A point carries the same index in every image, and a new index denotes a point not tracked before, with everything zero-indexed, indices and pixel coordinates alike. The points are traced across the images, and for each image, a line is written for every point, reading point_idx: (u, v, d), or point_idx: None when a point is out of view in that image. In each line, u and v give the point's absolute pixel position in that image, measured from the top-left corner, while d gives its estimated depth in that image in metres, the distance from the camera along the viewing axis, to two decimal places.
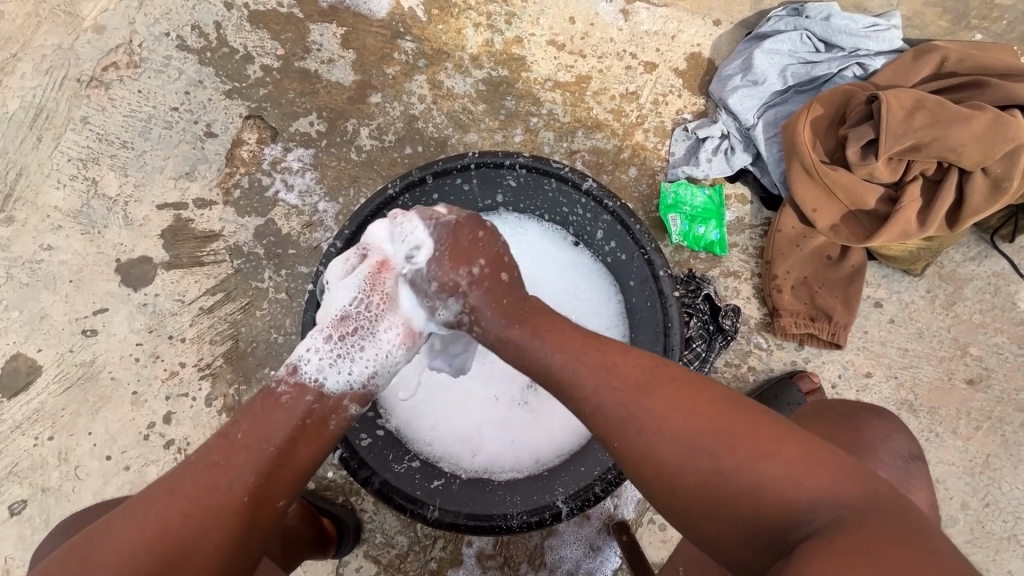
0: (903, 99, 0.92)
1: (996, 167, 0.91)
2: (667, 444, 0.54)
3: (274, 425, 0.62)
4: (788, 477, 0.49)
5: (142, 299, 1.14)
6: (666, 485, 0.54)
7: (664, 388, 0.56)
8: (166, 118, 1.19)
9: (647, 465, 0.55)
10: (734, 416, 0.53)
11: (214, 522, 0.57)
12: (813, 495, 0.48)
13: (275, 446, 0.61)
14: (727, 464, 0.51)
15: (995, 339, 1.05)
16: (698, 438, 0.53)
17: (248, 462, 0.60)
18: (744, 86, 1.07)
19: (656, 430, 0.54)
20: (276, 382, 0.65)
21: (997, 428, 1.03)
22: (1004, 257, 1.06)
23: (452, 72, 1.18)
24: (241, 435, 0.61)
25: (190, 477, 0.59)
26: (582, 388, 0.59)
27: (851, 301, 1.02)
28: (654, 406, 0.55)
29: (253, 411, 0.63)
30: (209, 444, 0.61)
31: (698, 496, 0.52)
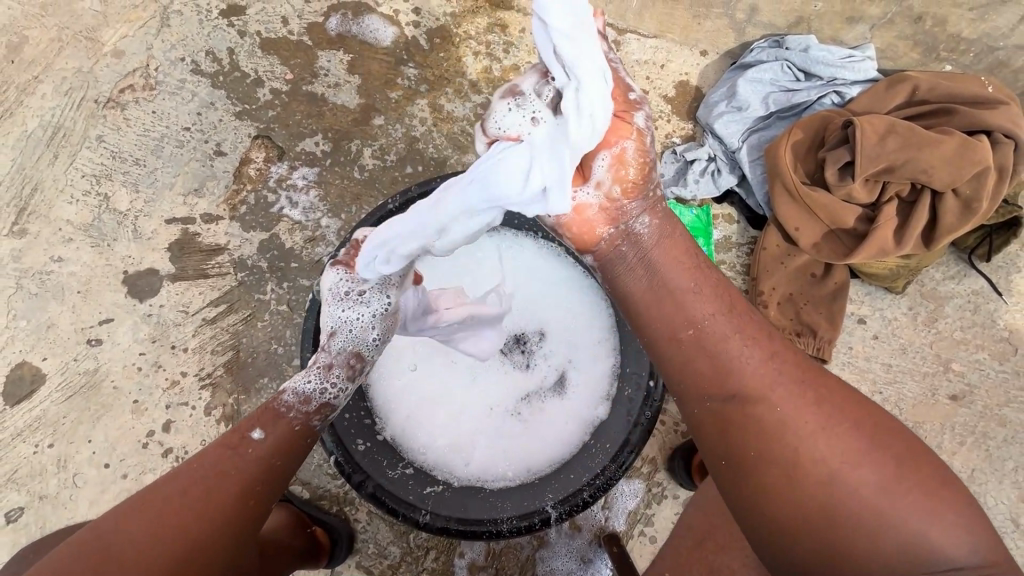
0: (876, 125, 0.97)
1: (966, 188, 0.96)
2: (825, 445, 0.54)
3: (287, 439, 0.69)
4: (933, 526, 0.50)
5: (147, 309, 1.17)
6: (797, 478, 0.54)
7: (831, 391, 0.58)
8: (178, 137, 1.24)
9: (787, 445, 0.55)
10: (895, 448, 0.54)
11: (223, 519, 0.61)
12: (957, 547, 0.49)
13: (282, 457, 0.68)
14: (881, 494, 0.52)
15: (976, 355, 1.08)
16: (854, 449, 0.54)
17: (258, 471, 0.65)
18: (729, 112, 1.13)
19: (813, 422, 0.56)
20: (286, 407, 0.71)
21: (981, 443, 1.05)
22: (982, 276, 1.09)
23: (452, 97, 1.24)
24: (253, 450, 0.66)
25: (202, 480, 0.62)
26: (741, 363, 0.60)
27: (835, 317, 1.06)
28: (817, 405, 0.57)
29: (259, 431, 0.68)
30: (215, 451, 0.65)
31: (821, 495, 0.53)
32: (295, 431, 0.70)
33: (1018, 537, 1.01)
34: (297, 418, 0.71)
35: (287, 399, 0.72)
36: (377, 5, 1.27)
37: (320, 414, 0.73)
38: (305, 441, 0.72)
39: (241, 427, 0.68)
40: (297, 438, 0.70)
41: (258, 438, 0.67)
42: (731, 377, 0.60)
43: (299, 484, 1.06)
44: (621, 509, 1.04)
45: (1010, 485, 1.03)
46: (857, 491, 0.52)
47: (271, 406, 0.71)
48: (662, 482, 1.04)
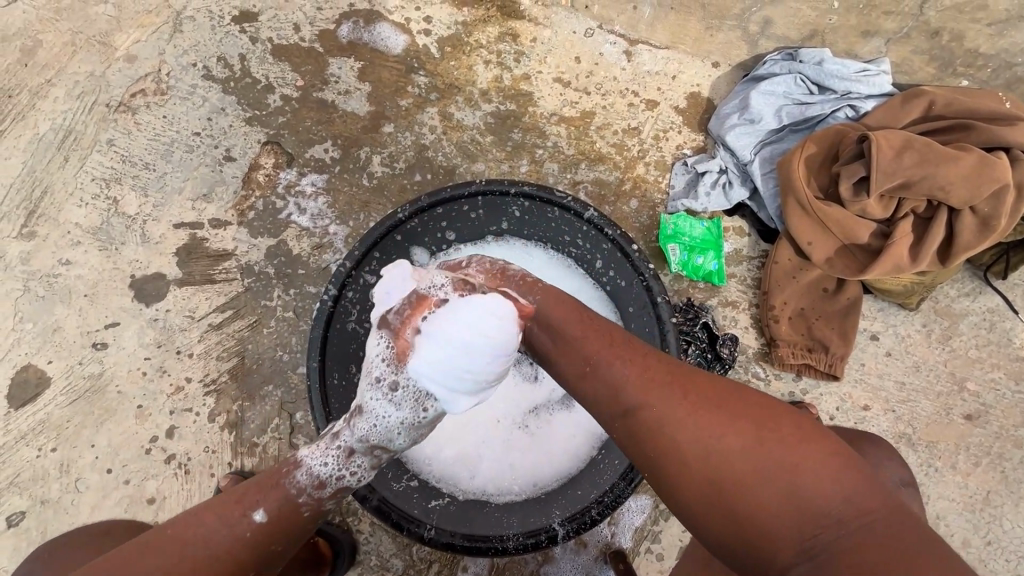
0: (892, 140, 0.95)
1: (983, 206, 0.94)
2: (703, 435, 0.53)
3: (291, 524, 0.63)
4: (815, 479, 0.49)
5: (153, 314, 1.16)
6: (690, 473, 0.53)
7: (700, 380, 0.58)
8: (188, 141, 1.24)
9: (667, 442, 0.54)
10: (763, 410, 0.54)
11: None
12: (836, 498, 0.48)
13: (284, 543, 0.63)
14: (761, 460, 0.50)
15: (992, 374, 1.06)
16: (723, 423, 0.53)
17: (253, 560, 0.60)
18: (741, 124, 1.12)
19: (683, 411, 0.55)
20: (299, 495, 0.63)
21: (996, 465, 1.03)
22: (997, 294, 1.08)
23: (462, 106, 1.24)
24: (253, 535, 0.60)
25: (195, 565, 0.57)
26: (621, 377, 0.60)
27: (848, 334, 1.04)
28: (682, 394, 0.56)
29: (263, 513, 0.61)
30: (217, 529, 0.59)
31: (710, 479, 0.52)
32: (301, 513, 0.64)
33: None
34: (308, 504, 0.64)
35: (300, 480, 0.64)
36: (389, 13, 1.27)
37: (335, 496, 0.66)
38: (311, 522, 0.65)
39: (246, 501, 0.61)
40: (303, 523, 0.64)
41: (259, 520, 0.61)
42: (617, 394, 0.60)
43: None
44: (627, 525, 1.02)
45: None
46: (745, 468, 0.50)
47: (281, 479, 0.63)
48: None
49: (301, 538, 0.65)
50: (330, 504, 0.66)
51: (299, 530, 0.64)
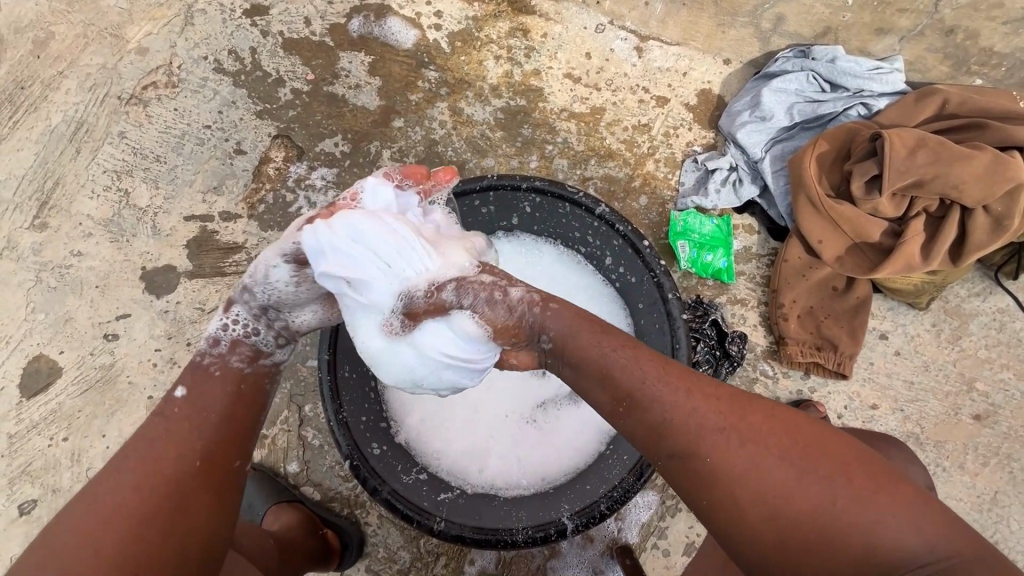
0: (905, 139, 0.95)
1: (996, 206, 0.94)
2: (767, 482, 0.52)
3: (213, 393, 0.67)
4: (891, 519, 0.48)
5: (164, 306, 1.17)
6: (754, 514, 0.52)
7: (753, 419, 0.55)
8: (199, 134, 1.25)
9: (729, 486, 0.53)
10: (826, 447, 0.53)
11: (164, 486, 0.60)
12: (916, 542, 0.47)
13: (216, 410, 0.66)
14: (831, 502, 0.49)
15: (1002, 374, 1.06)
16: (786, 464, 0.52)
17: (188, 426, 0.64)
18: (752, 121, 1.12)
19: (744, 450, 0.53)
20: (201, 355, 0.69)
21: (1005, 465, 1.02)
22: (1008, 294, 1.07)
23: (472, 101, 1.24)
24: (179, 407, 0.65)
25: (138, 450, 0.62)
26: (667, 419, 0.56)
27: (857, 332, 1.04)
28: (739, 430, 0.54)
29: (182, 390, 0.67)
30: (147, 422, 0.65)
31: (776, 522, 0.51)
32: (219, 378, 0.68)
33: None
34: (215, 365, 0.69)
35: (203, 342, 0.70)
36: (400, 8, 1.27)
37: (238, 354, 0.70)
38: (240, 389, 0.69)
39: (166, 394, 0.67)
40: (224, 387, 0.68)
41: (181, 395, 0.66)
42: (661, 436, 0.57)
43: (311, 485, 1.06)
44: (634, 521, 1.02)
45: None
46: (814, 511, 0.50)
47: (194, 362, 0.69)
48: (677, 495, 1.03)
49: (239, 406, 0.68)
50: (240, 363, 0.70)
51: (229, 394, 0.68)
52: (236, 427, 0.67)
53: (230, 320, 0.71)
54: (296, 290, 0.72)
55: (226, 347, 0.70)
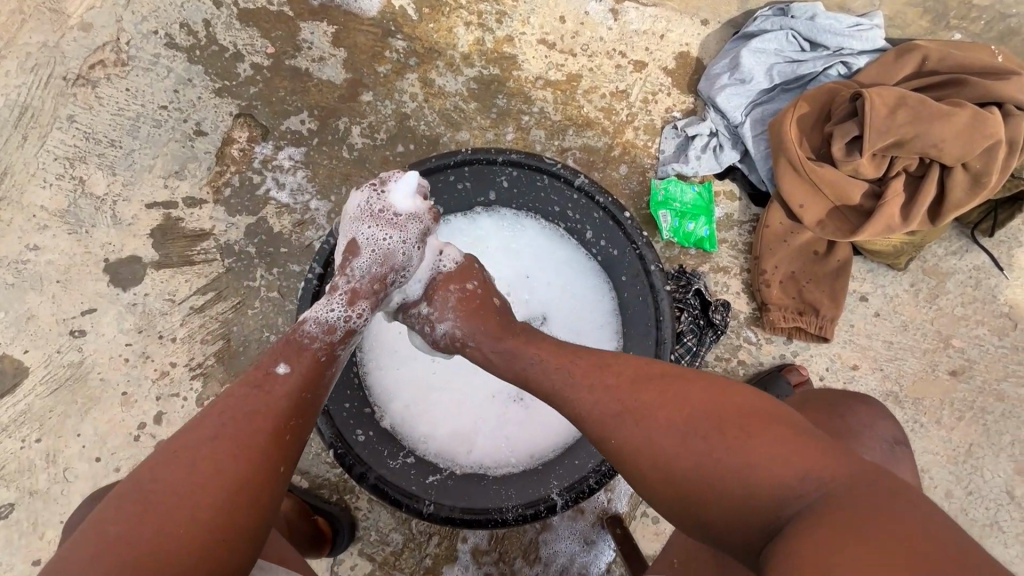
0: (886, 97, 0.93)
1: (975, 163, 0.93)
2: (667, 446, 0.54)
3: (313, 372, 0.65)
4: (772, 460, 0.50)
5: (131, 298, 1.12)
6: (660, 480, 0.55)
7: (653, 391, 0.58)
8: (155, 116, 1.18)
9: (637, 456, 0.56)
10: (721, 400, 0.55)
11: (262, 462, 0.57)
12: (796, 476, 0.48)
13: (308, 392, 0.64)
14: (722, 453, 0.52)
15: (977, 331, 1.08)
16: (681, 425, 0.55)
17: (286, 404, 0.61)
18: (732, 84, 1.09)
19: (646, 419, 0.57)
20: (310, 341, 0.66)
21: (979, 418, 1.05)
22: (984, 251, 1.08)
23: (443, 71, 1.18)
24: (280, 384, 0.62)
25: (237, 419, 0.58)
26: (579, 407, 0.61)
27: (839, 296, 1.04)
28: (640, 402, 0.58)
29: (282, 366, 0.64)
30: (242, 388, 0.61)
31: (683, 481, 0.53)
32: (317, 360, 0.66)
33: (1012, 509, 1.02)
34: (321, 349, 0.67)
35: (311, 331, 0.67)
36: None
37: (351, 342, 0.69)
38: (326, 373, 0.67)
39: (263, 364, 0.63)
40: (319, 368, 0.66)
41: (282, 371, 0.63)
42: (578, 423, 0.62)
43: (298, 473, 1.05)
44: (623, 491, 1.03)
45: (1005, 459, 1.04)
46: (708, 466, 0.52)
47: (287, 336, 0.66)
48: None
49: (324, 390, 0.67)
50: (343, 348, 0.69)
51: (319, 377, 0.66)
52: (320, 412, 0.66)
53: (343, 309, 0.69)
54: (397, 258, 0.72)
55: (340, 336, 0.68)
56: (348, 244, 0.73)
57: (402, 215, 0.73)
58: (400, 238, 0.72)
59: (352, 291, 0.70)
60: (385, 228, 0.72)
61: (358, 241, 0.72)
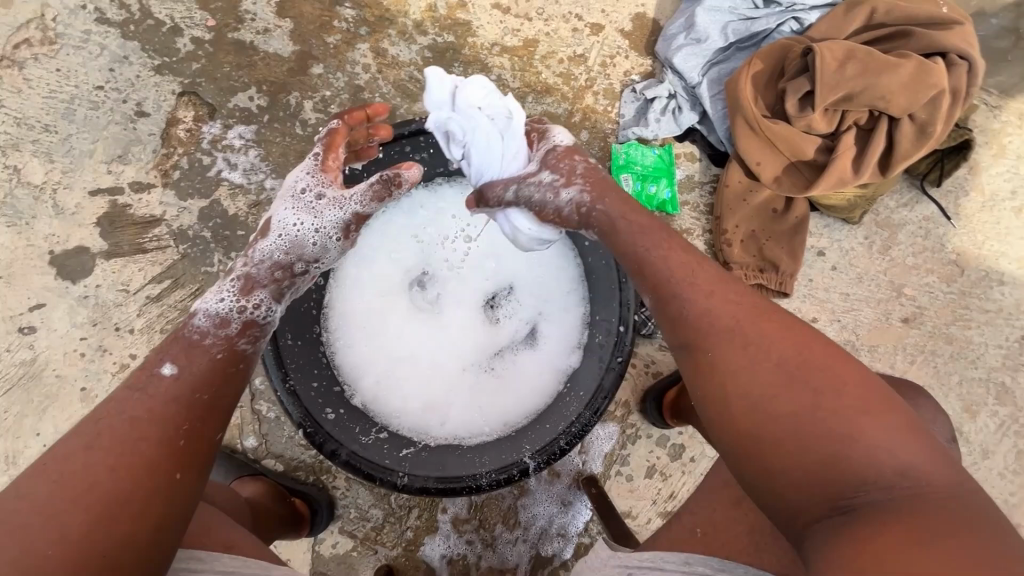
0: (835, 51, 0.95)
1: (921, 114, 0.95)
2: (765, 382, 0.54)
3: (208, 369, 0.63)
4: (872, 445, 0.48)
5: (82, 291, 1.08)
6: (741, 411, 0.54)
7: (771, 332, 0.57)
8: (91, 97, 1.12)
9: (729, 377, 0.56)
10: (842, 367, 0.53)
11: (146, 466, 0.54)
12: (890, 469, 0.47)
13: (208, 391, 0.61)
14: (824, 412, 0.50)
15: (927, 279, 1.12)
16: (789, 372, 0.54)
17: (176, 406, 0.58)
18: (688, 45, 1.09)
19: (753, 348, 0.56)
20: (194, 320, 0.66)
21: (930, 361, 1.11)
22: (933, 202, 1.12)
23: (396, 40, 1.15)
24: (166, 387, 0.59)
25: (115, 427, 0.55)
26: (686, 311, 0.62)
27: (797, 252, 1.07)
28: (758, 330, 0.58)
29: (170, 367, 0.61)
30: (122, 395, 0.58)
31: (764, 419, 0.53)
32: (216, 358, 0.64)
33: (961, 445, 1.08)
34: (217, 343, 0.65)
35: (200, 323, 0.66)
36: None
37: (246, 332, 0.68)
38: (232, 369, 0.65)
39: (149, 364, 0.61)
40: (221, 366, 0.64)
41: (169, 373, 0.60)
42: (675, 326, 0.63)
43: (273, 457, 1.04)
44: (597, 452, 1.06)
45: (954, 398, 1.10)
46: (803, 418, 0.51)
47: (181, 327, 0.66)
48: (636, 423, 1.07)
49: (228, 388, 0.63)
50: (245, 343, 0.67)
51: (218, 373, 0.63)
52: (225, 409, 0.62)
53: (223, 295, 0.69)
54: (303, 232, 0.74)
55: (217, 321, 0.67)
56: (263, 225, 0.76)
57: (323, 201, 0.76)
58: (313, 225, 0.74)
59: (247, 277, 0.70)
60: (300, 213, 0.75)
61: (273, 223, 0.75)
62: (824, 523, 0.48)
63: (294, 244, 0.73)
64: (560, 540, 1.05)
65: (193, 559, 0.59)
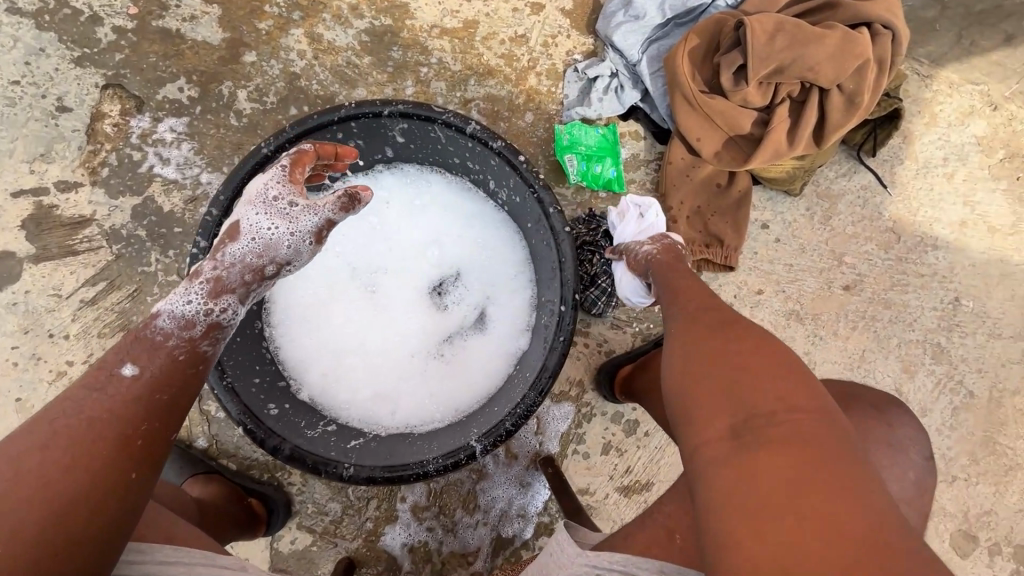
0: (765, 24, 0.95)
1: (849, 84, 0.97)
2: (706, 343, 0.62)
3: (169, 371, 0.59)
4: (775, 394, 0.54)
5: (10, 297, 1.03)
6: (681, 362, 0.63)
7: (728, 319, 0.65)
8: (7, 93, 1.06)
9: (681, 340, 0.66)
10: (773, 347, 0.59)
11: (103, 470, 0.51)
12: (782, 413, 0.52)
13: (170, 393, 0.58)
14: (746, 364, 0.57)
15: (865, 247, 1.16)
16: (727, 339, 0.61)
17: (134, 407, 0.55)
18: (627, 22, 1.08)
19: (706, 325, 0.65)
20: (156, 328, 0.60)
21: (870, 326, 1.14)
22: (869, 171, 1.15)
23: (331, 24, 1.11)
24: (124, 388, 0.56)
25: (68, 428, 0.52)
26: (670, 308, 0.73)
27: (741, 226, 1.09)
28: (717, 317, 0.67)
29: (131, 368, 0.57)
30: (73, 393, 0.54)
31: (694, 364, 0.61)
32: (178, 359, 0.60)
33: None
34: (179, 346, 0.60)
35: (164, 325, 0.60)
36: None
37: (208, 337, 0.62)
38: (194, 370, 0.61)
39: (108, 364, 0.56)
40: (182, 367, 0.60)
41: (129, 373, 0.56)
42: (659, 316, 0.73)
43: (225, 457, 1.02)
44: (554, 432, 1.07)
45: (894, 360, 1.14)
46: (723, 365, 0.58)
47: (144, 326, 0.60)
48: (591, 401, 1.08)
49: (189, 390, 0.60)
50: (207, 347, 0.62)
51: (181, 375, 0.60)
52: (186, 411, 0.59)
53: (189, 295, 0.62)
54: (273, 235, 0.66)
55: (183, 326, 0.61)
56: (231, 225, 0.67)
57: (298, 206, 0.67)
58: (289, 229, 0.66)
59: (217, 281, 0.63)
60: (274, 218, 0.66)
61: (242, 225, 0.66)
62: (717, 451, 0.53)
63: (263, 248, 0.65)
64: (520, 520, 1.06)
65: (134, 549, 0.58)
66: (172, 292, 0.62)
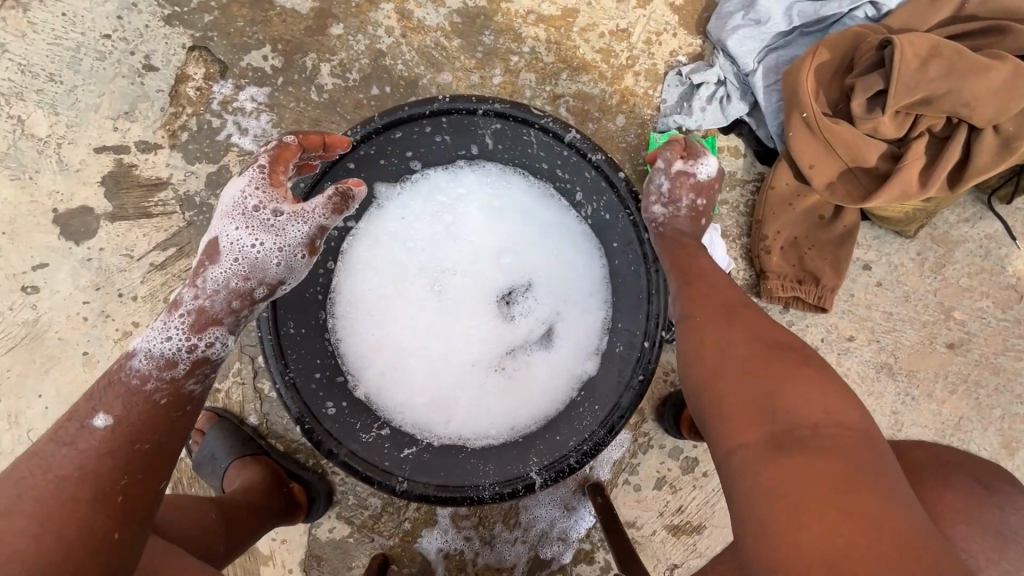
0: (918, 46, 0.84)
1: (1008, 125, 0.84)
2: (730, 344, 0.65)
3: (148, 417, 0.59)
4: (800, 400, 0.57)
5: (85, 253, 1.04)
6: (704, 361, 0.65)
7: (750, 320, 0.67)
8: (97, 47, 1.05)
9: (704, 335, 0.68)
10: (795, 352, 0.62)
11: (77, 532, 0.52)
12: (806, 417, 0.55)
13: (150, 440, 0.58)
14: (769, 370, 0.60)
15: (980, 303, 1.03)
16: (750, 342, 0.64)
17: (108, 461, 0.55)
18: (746, 26, 0.98)
19: (729, 322, 0.67)
20: (134, 375, 0.60)
21: (972, 391, 1.03)
22: (999, 219, 1.02)
23: (423, 2, 1.05)
24: (99, 440, 0.56)
25: (43, 487, 0.53)
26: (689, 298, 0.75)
27: (841, 265, 0.99)
28: (738, 315, 0.68)
29: (104, 418, 0.57)
30: (53, 448, 0.56)
31: (720, 364, 0.64)
32: (159, 404, 0.60)
33: None
34: (161, 388, 0.61)
35: (141, 367, 0.61)
36: None
37: (194, 373, 0.63)
38: (177, 414, 0.61)
39: (79, 415, 0.57)
40: (164, 413, 0.60)
41: (102, 424, 0.57)
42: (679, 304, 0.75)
43: (273, 437, 1.02)
44: (606, 459, 1.02)
45: (994, 433, 1.03)
46: (748, 370, 0.61)
47: (117, 371, 0.61)
48: (649, 431, 1.02)
49: (172, 434, 0.60)
50: (192, 384, 0.63)
51: (162, 422, 0.60)
52: (168, 458, 0.60)
53: (169, 329, 0.63)
54: (255, 254, 0.65)
55: (162, 363, 0.61)
56: (210, 244, 0.66)
57: (281, 217, 0.66)
58: (274, 245, 0.65)
59: (200, 313, 0.63)
60: (256, 234, 0.65)
61: (220, 244, 0.65)
62: (750, 452, 0.56)
63: (248, 268, 0.65)
64: (560, 544, 1.02)
65: None
66: (152, 326, 0.63)
